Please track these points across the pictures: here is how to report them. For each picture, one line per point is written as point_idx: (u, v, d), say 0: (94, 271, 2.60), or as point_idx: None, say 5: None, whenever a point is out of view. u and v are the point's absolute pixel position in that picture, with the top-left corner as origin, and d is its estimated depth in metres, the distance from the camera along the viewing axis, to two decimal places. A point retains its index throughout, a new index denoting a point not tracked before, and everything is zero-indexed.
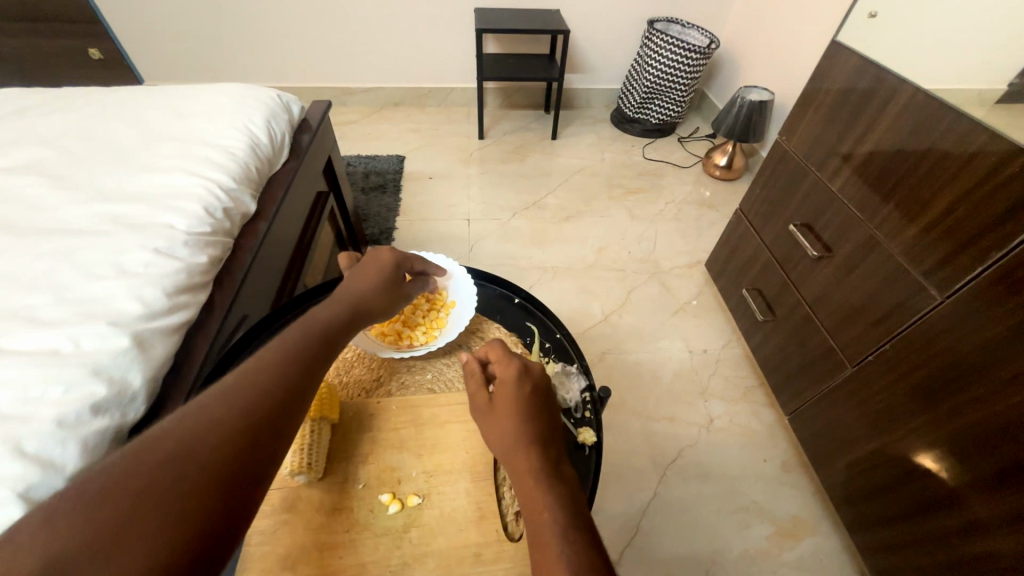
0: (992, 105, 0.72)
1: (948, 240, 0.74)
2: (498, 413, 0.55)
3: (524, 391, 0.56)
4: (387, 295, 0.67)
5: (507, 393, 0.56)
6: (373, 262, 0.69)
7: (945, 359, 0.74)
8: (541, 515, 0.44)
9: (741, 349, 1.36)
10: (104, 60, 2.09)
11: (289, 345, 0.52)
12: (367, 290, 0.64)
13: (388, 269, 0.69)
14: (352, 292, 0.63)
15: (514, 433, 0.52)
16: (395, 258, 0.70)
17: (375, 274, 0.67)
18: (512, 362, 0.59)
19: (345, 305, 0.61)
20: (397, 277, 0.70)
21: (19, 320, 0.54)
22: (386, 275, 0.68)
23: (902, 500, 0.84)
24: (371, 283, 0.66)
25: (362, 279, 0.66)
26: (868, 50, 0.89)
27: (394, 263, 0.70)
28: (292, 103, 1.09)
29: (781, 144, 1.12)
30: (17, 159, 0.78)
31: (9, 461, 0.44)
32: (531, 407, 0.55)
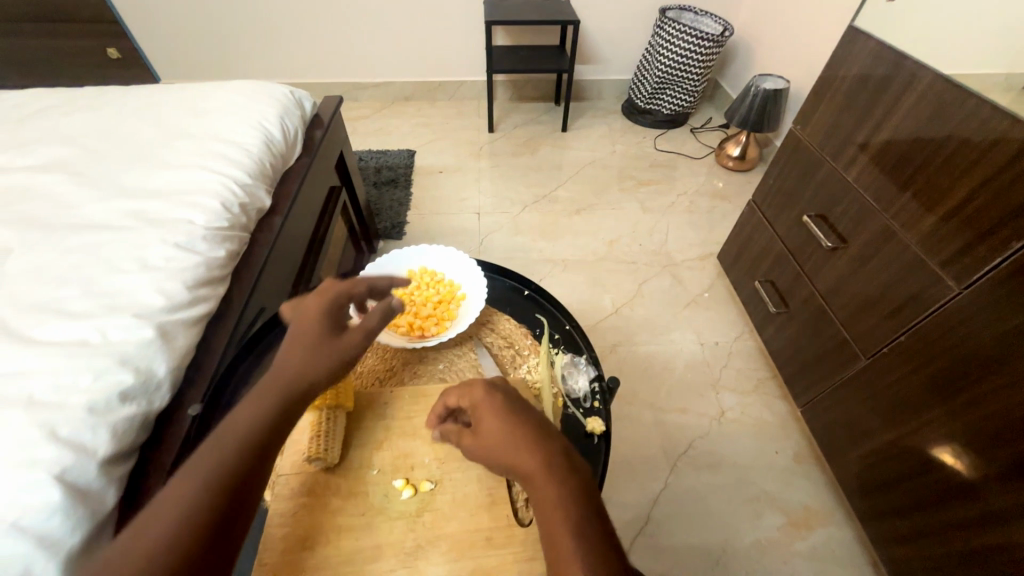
0: (1017, 91, 0.70)
1: (966, 229, 0.73)
2: (485, 439, 0.50)
3: (504, 407, 0.51)
4: (332, 358, 0.54)
5: (488, 414, 0.51)
6: (300, 319, 0.56)
7: (963, 350, 0.73)
8: (555, 517, 0.43)
9: (754, 341, 1.35)
10: (122, 58, 2.13)
11: (224, 441, 0.45)
12: (298, 361, 0.52)
13: (318, 324, 0.55)
14: (284, 368, 0.51)
15: (509, 444, 0.48)
16: (324, 305, 0.56)
17: (302, 337, 0.54)
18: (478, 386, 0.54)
19: (276, 386, 0.50)
20: (335, 328, 0.56)
21: (50, 313, 0.57)
22: (319, 333, 0.54)
23: (918, 493, 0.83)
24: (300, 351, 0.53)
25: (289, 347, 0.53)
26: (887, 36, 0.87)
27: (326, 312, 0.56)
28: (304, 99, 1.10)
29: (795, 133, 1.10)
30: (44, 157, 0.80)
31: (46, 444, 0.46)
32: (517, 413, 0.51)
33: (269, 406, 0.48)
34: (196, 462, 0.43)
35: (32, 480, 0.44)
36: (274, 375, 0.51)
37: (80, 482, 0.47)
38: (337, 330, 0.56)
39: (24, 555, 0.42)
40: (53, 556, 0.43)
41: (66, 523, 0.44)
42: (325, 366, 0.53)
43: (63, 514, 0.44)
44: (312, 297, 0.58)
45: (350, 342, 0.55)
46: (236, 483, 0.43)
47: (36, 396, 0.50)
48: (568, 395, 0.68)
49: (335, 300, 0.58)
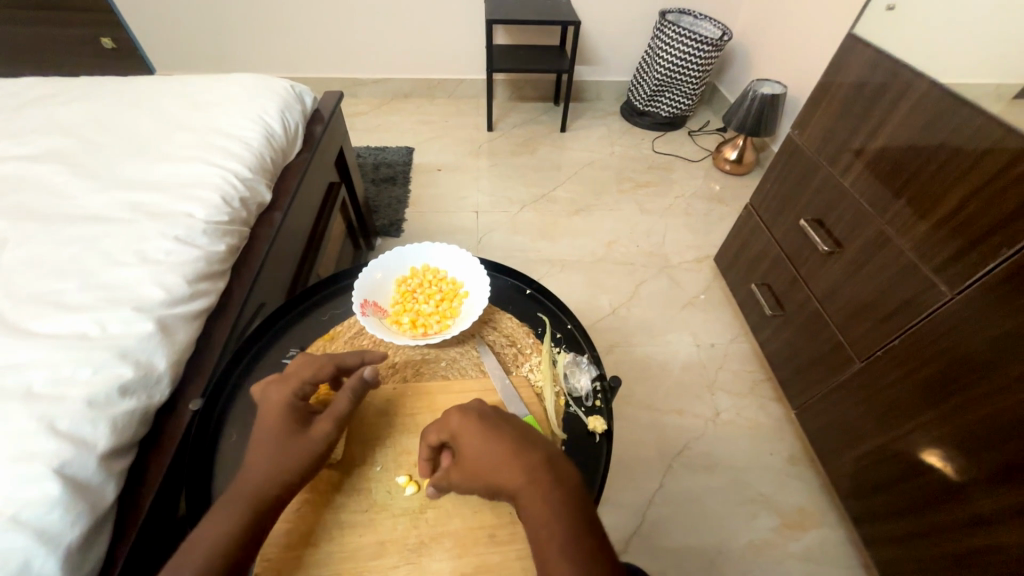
0: (1008, 101, 0.71)
1: (957, 237, 0.74)
2: (466, 467, 0.50)
3: (484, 430, 0.51)
4: (301, 455, 0.52)
5: (469, 441, 0.51)
6: (265, 411, 0.55)
7: (955, 355, 0.74)
8: (543, 533, 0.44)
9: (749, 344, 1.36)
10: (117, 49, 2.10)
11: (238, 496, 0.49)
12: (264, 463, 0.51)
13: (282, 419, 0.54)
14: (249, 473, 0.50)
15: (492, 467, 0.49)
16: (286, 398, 0.55)
17: (266, 437, 0.52)
18: (457, 413, 0.53)
19: (243, 492, 0.49)
20: (301, 421, 0.55)
21: (48, 305, 0.56)
22: (284, 430, 0.53)
23: (909, 494, 0.85)
24: (265, 451, 0.52)
25: (254, 447, 0.52)
26: (884, 43, 0.88)
27: (289, 407, 0.55)
28: (304, 94, 1.10)
29: (792, 138, 1.12)
30: (41, 147, 0.79)
31: (45, 436, 0.46)
32: (496, 433, 0.51)
33: (251, 494, 0.49)
34: (212, 516, 0.47)
35: (31, 473, 0.44)
36: (242, 480, 0.50)
37: (80, 476, 0.46)
38: (303, 424, 0.55)
39: (24, 548, 0.41)
40: (53, 550, 0.43)
41: (66, 516, 0.44)
42: (294, 466, 0.52)
43: (62, 508, 0.44)
44: (275, 384, 0.57)
45: (317, 435, 0.54)
46: (247, 538, 0.47)
47: (34, 389, 0.49)
48: (569, 393, 0.68)
49: (299, 391, 0.56)
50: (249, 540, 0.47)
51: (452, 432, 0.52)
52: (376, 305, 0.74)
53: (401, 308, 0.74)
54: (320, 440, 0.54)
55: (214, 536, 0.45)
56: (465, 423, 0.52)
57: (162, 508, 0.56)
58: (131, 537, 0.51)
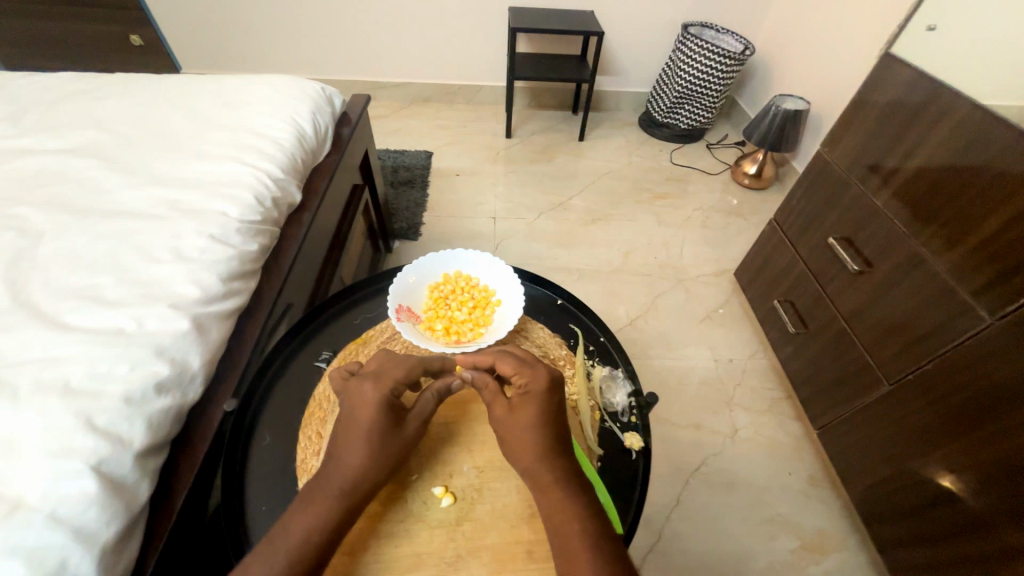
0: None
1: (995, 263, 0.73)
2: (521, 418, 0.54)
3: (550, 402, 0.55)
4: (393, 452, 0.53)
5: (534, 401, 0.55)
6: (358, 405, 0.54)
7: (991, 382, 0.73)
8: (571, 528, 0.47)
9: (768, 360, 1.34)
10: (144, 45, 2.13)
11: (328, 492, 0.49)
12: (361, 461, 0.51)
13: (379, 417, 0.53)
14: (344, 470, 0.50)
15: (537, 442, 0.52)
16: (384, 395, 0.55)
17: (363, 433, 0.52)
18: (538, 372, 0.57)
19: (338, 489, 0.49)
20: (396, 420, 0.55)
21: (85, 299, 0.56)
22: (382, 428, 0.53)
23: (936, 523, 0.83)
24: (362, 448, 0.51)
25: (348, 442, 0.52)
26: (923, 62, 0.88)
27: (386, 406, 0.54)
28: (334, 96, 1.10)
29: (822, 155, 1.11)
30: (77, 142, 0.80)
31: (83, 433, 0.46)
32: (556, 417, 0.55)
33: (340, 495, 0.49)
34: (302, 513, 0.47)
35: (69, 470, 0.44)
36: (335, 476, 0.50)
37: (115, 475, 0.46)
38: (397, 422, 0.55)
39: (60, 547, 0.41)
40: (89, 550, 0.42)
41: (102, 516, 0.44)
42: (386, 464, 0.52)
43: (98, 508, 0.44)
44: (369, 380, 0.56)
45: (410, 435, 0.55)
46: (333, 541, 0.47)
47: (72, 384, 0.49)
48: (605, 408, 0.68)
49: (394, 389, 0.57)
50: (334, 542, 0.47)
51: (524, 386, 0.57)
52: (409, 310, 0.74)
53: (435, 313, 0.74)
54: (409, 440, 0.55)
55: (305, 532, 0.46)
56: (544, 384, 0.56)
57: (192, 510, 0.55)
58: (162, 538, 0.50)
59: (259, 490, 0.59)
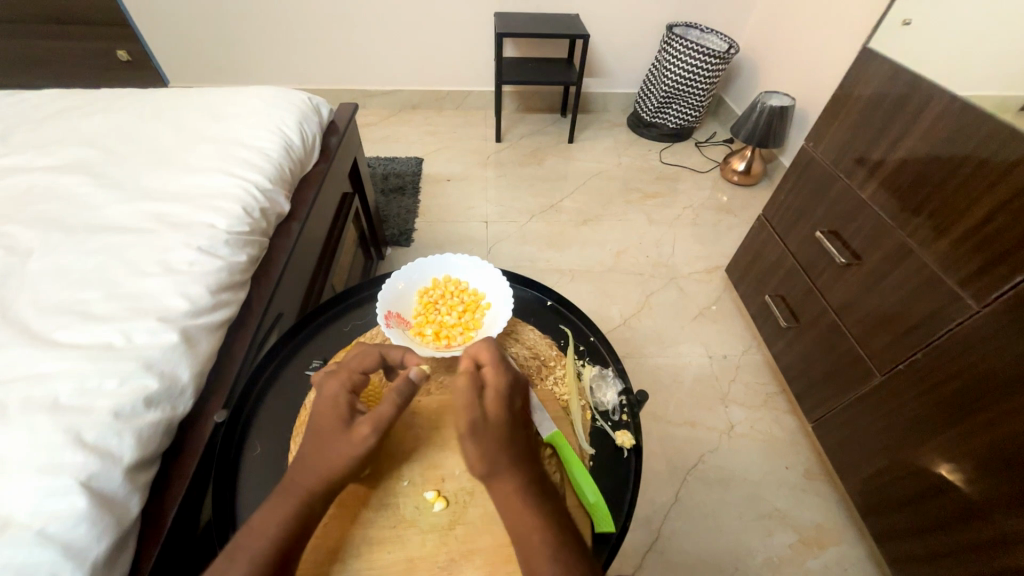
0: (1017, 111, 0.72)
1: (980, 253, 0.74)
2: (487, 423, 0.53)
3: (512, 406, 0.55)
4: (342, 454, 0.52)
5: (499, 402, 0.54)
6: (317, 403, 0.55)
7: (979, 371, 0.74)
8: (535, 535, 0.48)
9: (762, 355, 1.35)
10: (131, 60, 2.13)
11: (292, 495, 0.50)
12: (314, 457, 0.52)
13: (333, 412, 0.54)
14: (301, 467, 0.52)
15: (504, 448, 0.52)
16: (338, 391, 0.55)
17: (318, 432, 0.53)
18: (507, 372, 0.57)
19: (302, 485, 0.50)
20: (349, 417, 0.54)
21: (73, 315, 0.56)
22: (333, 423, 0.53)
23: (931, 511, 0.83)
24: (312, 445, 0.53)
25: (306, 441, 0.53)
26: (900, 57, 0.89)
27: (338, 401, 0.55)
28: (321, 105, 1.11)
29: (806, 150, 1.12)
30: (64, 157, 0.80)
31: (72, 449, 0.45)
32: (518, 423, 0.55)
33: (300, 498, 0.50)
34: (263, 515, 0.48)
35: (58, 486, 0.43)
36: (295, 473, 0.51)
37: (106, 490, 0.46)
38: (348, 421, 0.53)
39: (51, 563, 0.41)
40: (80, 564, 0.42)
41: (92, 531, 0.44)
42: (336, 462, 0.51)
43: (89, 523, 0.44)
44: (326, 376, 0.57)
45: (357, 438, 0.52)
46: (291, 544, 0.47)
47: (60, 400, 0.49)
48: (596, 407, 0.68)
49: (350, 383, 0.57)
50: (292, 547, 0.47)
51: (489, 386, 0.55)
52: (399, 316, 0.74)
53: (424, 318, 0.74)
54: (361, 443, 0.52)
55: (269, 527, 0.47)
56: (508, 387, 0.56)
57: (184, 523, 0.55)
58: (155, 549, 0.50)
59: (251, 500, 0.59)
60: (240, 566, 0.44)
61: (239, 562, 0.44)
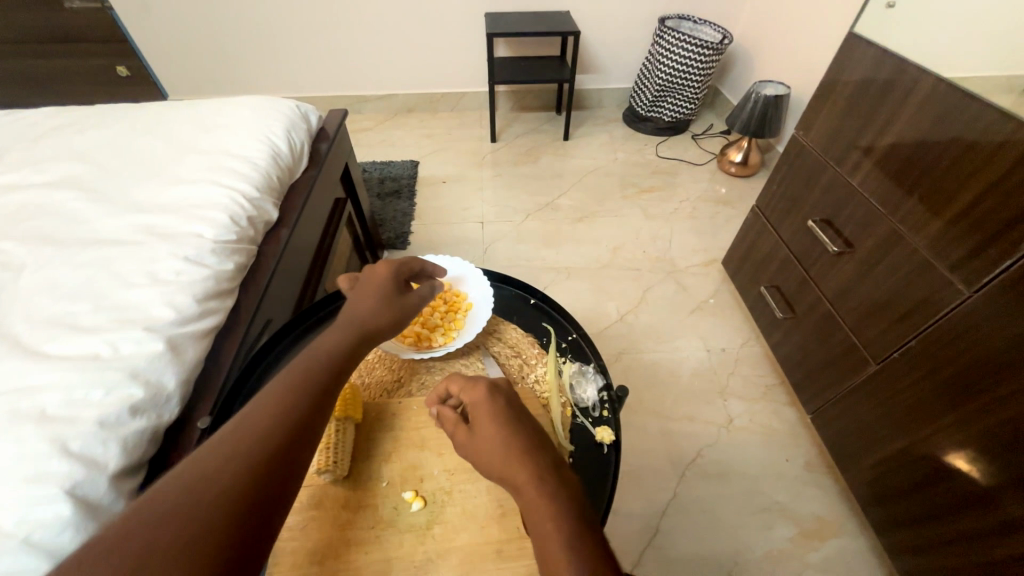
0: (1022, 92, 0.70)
1: (970, 235, 0.73)
2: (483, 431, 0.52)
3: (497, 410, 0.53)
4: (394, 314, 0.64)
5: (485, 411, 0.53)
6: (369, 282, 0.66)
7: (973, 356, 0.72)
8: (548, 526, 0.43)
9: (760, 347, 1.34)
10: (131, 76, 2.17)
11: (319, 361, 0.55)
12: (370, 307, 0.62)
13: (387, 282, 0.66)
14: (355, 314, 0.61)
15: (503, 447, 0.50)
16: (391, 273, 0.67)
17: (374, 298, 0.64)
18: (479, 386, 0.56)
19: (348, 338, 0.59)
20: (400, 287, 0.67)
21: (61, 327, 0.58)
22: (387, 288, 0.65)
23: (930, 500, 0.82)
24: (370, 307, 0.62)
25: (359, 306, 0.62)
26: (887, 42, 0.88)
27: (394, 275, 0.67)
28: (309, 112, 1.12)
29: (797, 139, 1.11)
30: (55, 174, 0.82)
31: (58, 458, 0.47)
32: (511, 419, 0.52)
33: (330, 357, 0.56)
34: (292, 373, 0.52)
35: (43, 495, 0.44)
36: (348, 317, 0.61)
37: (91, 497, 0.47)
38: (399, 294, 0.66)
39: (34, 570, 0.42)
40: None
41: (76, 538, 0.45)
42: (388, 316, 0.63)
43: (74, 530, 0.45)
44: (376, 267, 0.68)
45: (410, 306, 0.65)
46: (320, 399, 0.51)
47: (47, 411, 0.50)
48: (576, 404, 0.68)
49: (399, 269, 0.68)
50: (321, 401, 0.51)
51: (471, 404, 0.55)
52: None
53: None
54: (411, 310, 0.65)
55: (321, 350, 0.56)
56: (485, 397, 0.55)
57: None
58: None
59: None
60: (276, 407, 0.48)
61: None
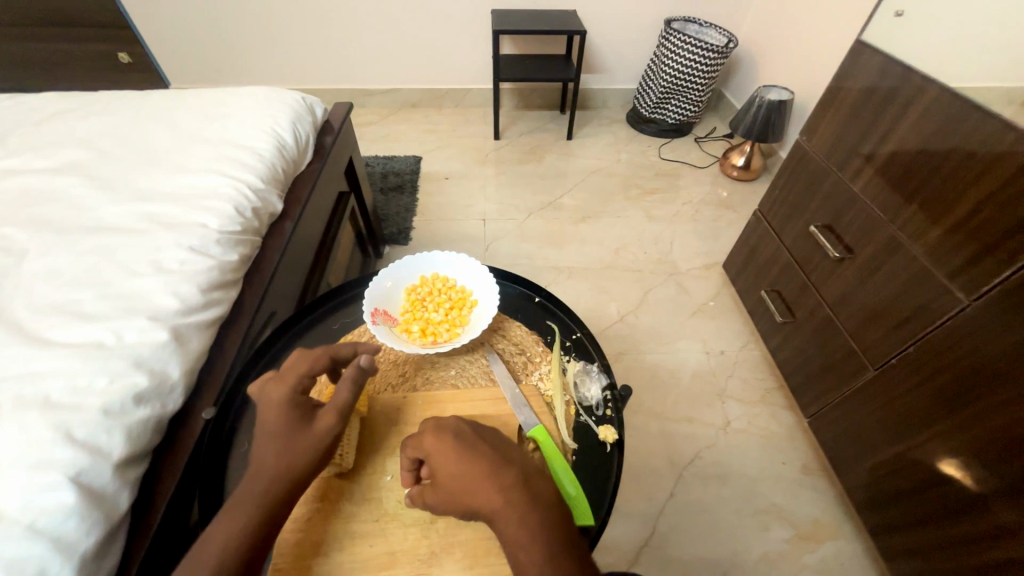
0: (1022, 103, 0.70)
1: (969, 244, 0.74)
2: (444, 477, 0.50)
3: (454, 451, 0.50)
4: (311, 447, 0.52)
5: (441, 458, 0.50)
6: (266, 405, 0.55)
7: (969, 363, 0.73)
8: (522, 553, 0.44)
9: (759, 351, 1.35)
10: (133, 63, 2.15)
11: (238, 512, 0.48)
12: (274, 461, 0.50)
13: (285, 414, 0.53)
14: (263, 467, 0.50)
15: (469, 486, 0.48)
16: (289, 393, 0.55)
17: (273, 432, 0.52)
18: (430, 431, 0.53)
19: (258, 489, 0.49)
20: (307, 413, 0.54)
21: (65, 314, 0.57)
22: (290, 422, 0.53)
23: (924, 504, 0.83)
24: (274, 447, 0.51)
25: (260, 445, 0.52)
26: (893, 50, 0.88)
27: (294, 401, 0.55)
28: (315, 105, 1.11)
29: (801, 144, 1.11)
30: (59, 159, 0.81)
31: (62, 445, 0.46)
32: (470, 453, 0.50)
33: (249, 513, 0.48)
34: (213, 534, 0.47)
35: (48, 482, 0.44)
36: (252, 481, 0.50)
37: (95, 485, 0.47)
38: (308, 418, 0.54)
39: (39, 556, 0.42)
40: (68, 558, 0.43)
41: (82, 525, 0.45)
42: (304, 460, 0.51)
43: (78, 517, 0.45)
44: (273, 381, 0.56)
45: (323, 430, 0.53)
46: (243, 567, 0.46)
47: (52, 397, 0.50)
48: (580, 402, 0.68)
49: (300, 385, 0.56)
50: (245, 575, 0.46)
51: (426, 455, 0.52)
52: (385, 313, 0.74)
53: (411, 316, 0.75)
54: (327, 432, 0.54)
55: (224, 540, 0.46)
56: (438, 444, 0.51)
57: (175, 518, 0.56)
58: (146, 541, 0.51)
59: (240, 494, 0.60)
60: None
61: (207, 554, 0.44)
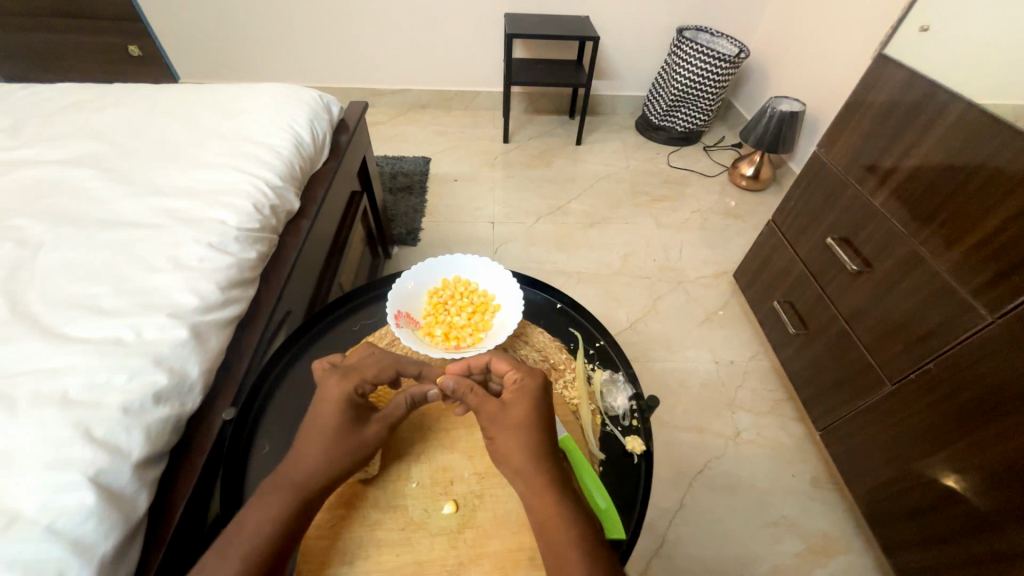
0: None
1: (992, 262, 0.74)
2: (514, 416, 0.55)
3: (540, 399, 0.57)
4: (353, 451, 0.53)
5: (526, 396, 0.57)
6: (324, 400, 0.56)
7: (992, 382, 0.73)
8: (557, 532, 0.47)
9: (770, 361, 1.34)
10: (143, 56, 2.14)
11: (274, 498, 0.47)
12: (317, 461, 0.51)
13: (342, 414, 0.55)
14: (303, 462, 0.51)
15: (531, 444, 0.53)
16: (349, 393, 0.56)
17: (322, 432, 0.53)
18: (534, 371, 0.60)
19: (293, 482, 0.49)
20: (359, 417, 0.56)
21: (83, 309, 0.56)
22: (342, 421, 0.54)
23: (941, 522, 0.82)
24: (323, 447, 0.52)
25: (308, 443, 0.52)
26: (918, 66, 0.88)
27: (349, 402, 0.56)
28: (331, 103, 1.11)
29: (819, 156, 1.11)
30: (74, 150, 0.80)
31: (81, 444, 0.45)
32: (545, 416, 0.56)
33: (282, 506, 0.47)
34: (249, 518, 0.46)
35: (67, 481, 0.43)
36: (294, 469, 0.50)
37: (114, 486, 0.46)
38: (359, 422, 0.56)
39: (56, 558, 0.41)
40: (86, 561, 0.42)
41: (100, 527, 0.43)
42: (346, 460, 0.53)
43: (98, 518, 0.44)
44: (336, 377, 0.58)
45: (370, 437, 0.55)
46: (272, 557, 0.44)
47: (70, 394, 0.49)
48: (606, 412, 0.68)
49: (360, 388, 0.58)
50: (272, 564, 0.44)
51: (517, 382, 0.59)
52: (408, 316, 0.74)
53: (434, 319, 0.75)
54: (371, 440, 0.55)
55: (261, 521, 0.46)
56: (536, 385, 0.58)
57: (192, 520, 0.55)
58: (163, 544, 0.50)
59: None
60: (228, 566, 0.42)
61: (230, 560, 0.42)
